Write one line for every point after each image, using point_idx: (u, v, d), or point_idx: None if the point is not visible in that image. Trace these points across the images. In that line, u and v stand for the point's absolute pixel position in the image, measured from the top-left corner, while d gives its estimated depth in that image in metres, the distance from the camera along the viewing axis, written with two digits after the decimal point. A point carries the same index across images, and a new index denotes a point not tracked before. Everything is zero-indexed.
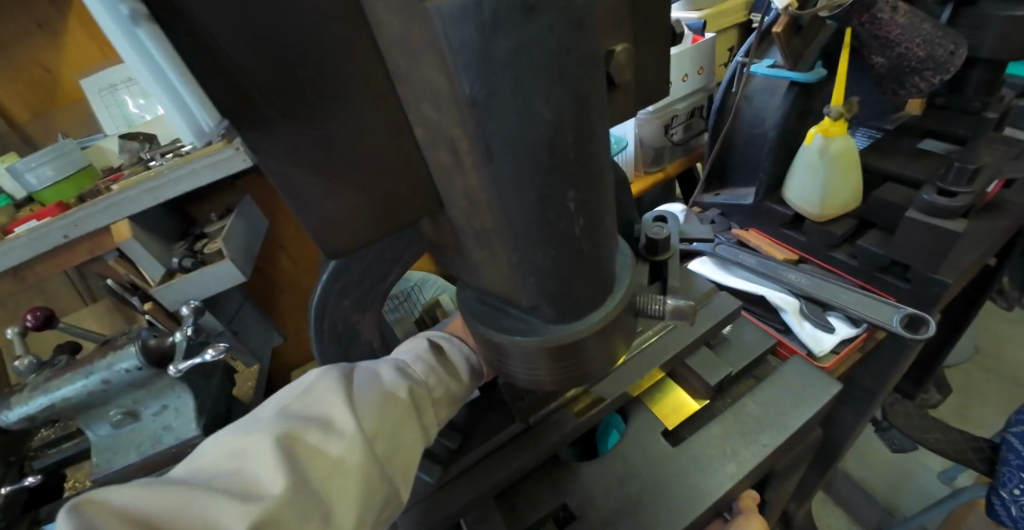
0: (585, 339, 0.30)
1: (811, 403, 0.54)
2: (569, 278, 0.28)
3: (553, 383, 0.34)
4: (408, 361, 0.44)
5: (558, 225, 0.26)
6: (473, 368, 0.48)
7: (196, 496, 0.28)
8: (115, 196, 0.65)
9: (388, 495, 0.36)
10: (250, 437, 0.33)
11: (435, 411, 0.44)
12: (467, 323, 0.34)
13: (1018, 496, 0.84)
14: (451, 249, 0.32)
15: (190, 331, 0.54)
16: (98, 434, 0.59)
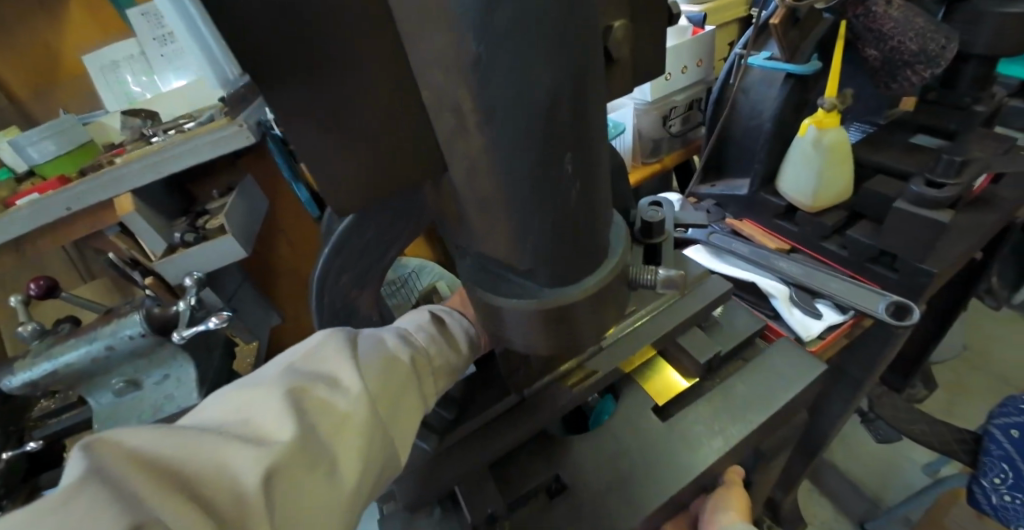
0: (578, 303, 0.32)
1: (796, 382, 0.56)
2: (566, 241, 0.29)
3: (547, 348, 0.35)
4: (410, 330, 0.46)
5: (556, 188, 0.27)
6: (473, 339, 0.50)
7: (206, 441, 0.29)
8: (116, 169, 0.65)
9: (390, 454, 0.38)
10: (259, 390, 0.34)
11: (436, 378, 0.45)
12: (467, 287, 0.35)
13: (998, 484, 0.86)
14: (452, 217, 0.33)
15: (193, 301, 0.55)
16: (100, 402, 0.60)
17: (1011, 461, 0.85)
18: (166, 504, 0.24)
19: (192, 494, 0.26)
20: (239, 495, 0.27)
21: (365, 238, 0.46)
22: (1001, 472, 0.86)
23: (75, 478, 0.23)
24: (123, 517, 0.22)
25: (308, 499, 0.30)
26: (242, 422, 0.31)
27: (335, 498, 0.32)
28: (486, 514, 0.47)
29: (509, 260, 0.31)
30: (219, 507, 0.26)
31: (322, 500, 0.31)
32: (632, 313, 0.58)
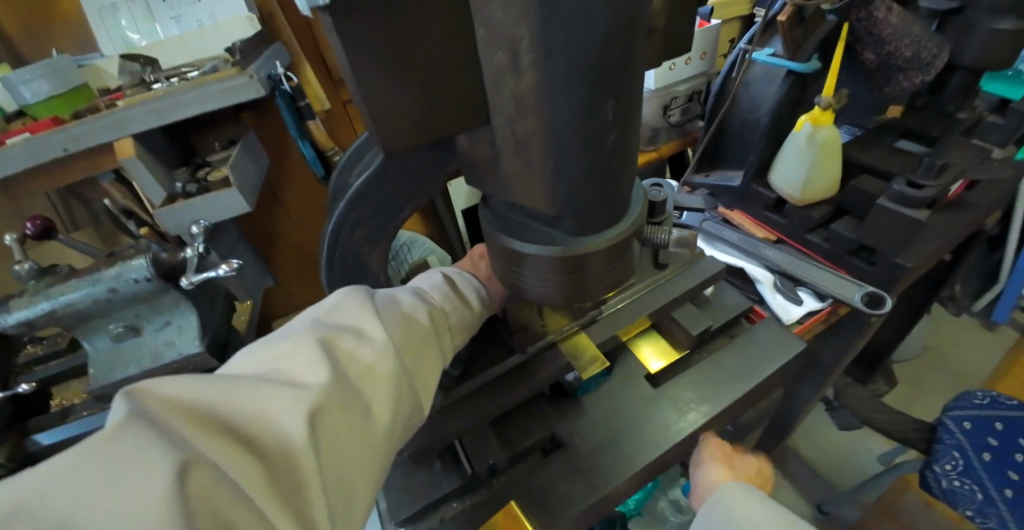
0: (599, 252, 0.34)
1: (779, 357, 0.60)
2: (597, 190, 0.31)
3: (560, 296, 0.37)
4: (424, 290, 0.47)
5: (593, 127, 0.28)
6: (484, 300, 0.51)
7: (245, 385, 0.30)
8: (120, 111, 0.63)
9: (416, 402, 0.40)
10: (288, 341, 0.36)
11: (453, 335, 0.47)
12: (491, 238, 0.37)
13: (949, 470, 0.93)
14: (485, 165, 0.34)
15: (201, 249, 0.55)
16: (97, 347, 0.60)
17: (962, 449, 0.93)
18: (215, 437, 0.26)
19: (238, 428, 0.27)
20: (282, 432, 0.29)
21: (383, 195, 0.47)
22: (952, 459, 0.94)
23: (126, 413, 0.24)
24: (178, 446, 0.24)
25: (345, 436, 0.32)
26: (274, 370, 0.33)
27: (370, 439, 0.34)
28: (487, 465, 0.50)
29: (536, 206, 0.32)
30: (266, 440, 0.28)
31: (357, 437, 0.33)
32: (631, 286, 0.61)
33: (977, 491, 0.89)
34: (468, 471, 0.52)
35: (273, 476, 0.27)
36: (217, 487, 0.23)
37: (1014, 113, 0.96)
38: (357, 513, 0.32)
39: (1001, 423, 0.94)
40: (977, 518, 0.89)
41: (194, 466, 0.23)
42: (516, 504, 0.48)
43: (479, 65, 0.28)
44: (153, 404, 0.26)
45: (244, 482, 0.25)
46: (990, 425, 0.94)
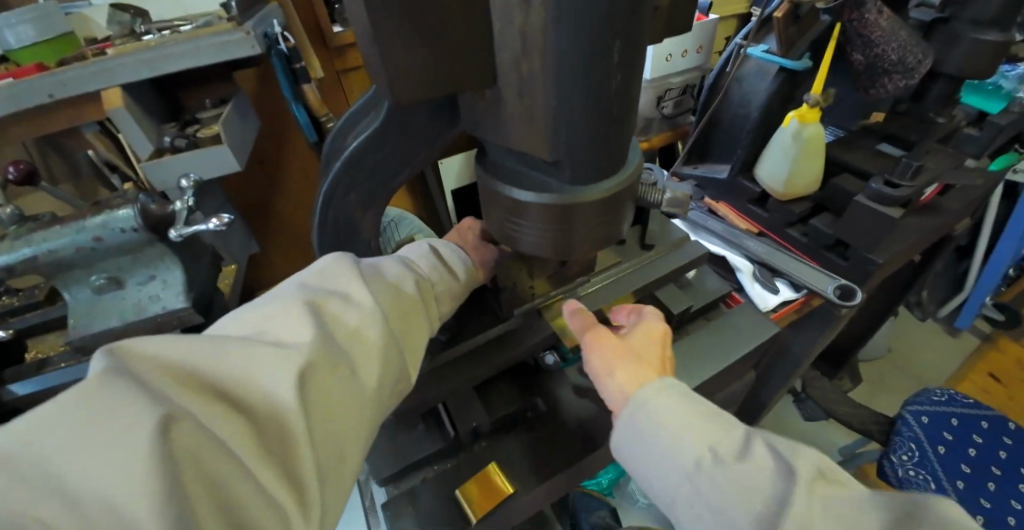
0: (594, 202, 0.35)
1: (753, 340, 0.63)
2: (595, 138, 0.32)
3: (550, 249, 0.38)
4: (412, 260, 0.48)
5: (599, 74, 0.29)
6: (471, 271, 0.52)
7: (232, 344, 0.31)
8: (108, 60, 0.62)
9: (404, 368, 0.41)
10: (276, 305, 0.36)
11: (440, 304, 0.48)
12: (490, 187, 0.38)
13: (904, 460, 0.97)
14: (487, 113, 0.35)
15: (190, 202, 0.54)
16: (76, 297, 0.58)
17: (918, 441, 0.98)
18: (199, 396, 0.27)
19: (223, 386, 0.28)
20: (269, 391, 0.29)
21: (378, 159, 0.48)
22: (908, 450, 0.98)
23: (109, 371, 0.25)
24: (161, 402, 0.25)
25: (333, 396, 0.33)
26: (261, 333, 0.33)
27: (360, 399, 0.35)
28: (470, 427, 0.52)
29: (535, 151, 0.33)
30: (253, 400, 0.29)
31: (346, 397, 0.34)
32: (616, 264, 0.63)
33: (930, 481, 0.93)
34: (449, 434, 0.53)
35: (260, 432, 0.28)
36: (201, 443, 0.24)
37: (990, 126, 1.00)
38: (344, 473, 0.33)
39: (956, 420, 1.00)
40: None
41: (177, 420, 0.24)
42: (495, 467, 0.51)
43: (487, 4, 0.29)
44: (136, 366, 0.27)
45: (229, 437, 0.26)
46: (946, 421, 1.00)
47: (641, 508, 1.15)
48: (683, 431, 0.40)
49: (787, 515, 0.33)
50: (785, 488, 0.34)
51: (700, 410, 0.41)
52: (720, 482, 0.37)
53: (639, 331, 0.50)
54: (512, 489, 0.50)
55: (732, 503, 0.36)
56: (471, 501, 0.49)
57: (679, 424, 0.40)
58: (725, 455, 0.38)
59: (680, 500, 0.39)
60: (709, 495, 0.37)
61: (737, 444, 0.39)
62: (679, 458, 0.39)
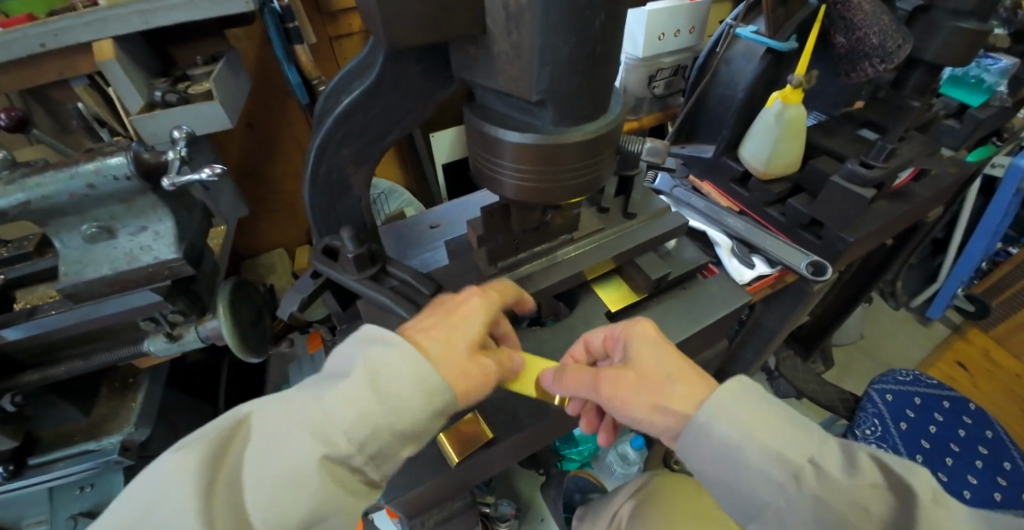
0: (579, 142, 0.37)
1: (721, 308, 0.67)
2: (579, 75, 0.34)
3: (533, 193, 0.40)
4: (331, 411, 0.37)
5: (584, 13, 0.30)
6: (431, 394, 0.40)
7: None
8: (102, 11, 0.61)
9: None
10: (168, 496, 0.33)
11: (375, 466, 0.39)
12: (479, 128, 0.39)
13: (867, 435, 0.99)
14: (479, 60, 0.36)
15: (183, 152, 0.55)
16: (67, 246, 0.59)
17: (881, 417, 1.01)
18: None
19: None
20: None
21: (371, 114, 0.49)
22: (872, 425, 1.00)
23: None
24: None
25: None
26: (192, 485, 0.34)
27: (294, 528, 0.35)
28: None
29: (521, 92, 0.35)
30: None
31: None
32: (598, 230, 0.65)
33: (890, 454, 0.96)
34: None
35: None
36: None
37: (969, 118, 1.03)
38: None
39: (920, 398, 1.04)
40: None
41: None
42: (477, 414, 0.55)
43: None
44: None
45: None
46: (909, 399, 1.03)
47: (617, 478, 1.20)
48: (764, 439, 0.40)
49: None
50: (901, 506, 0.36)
51: (762, 415, 0.41)
52: (831, 501, 0.37)
53: (643, 349, 0.49)
54: (492, 435, 0.54)
55: (847, 522, 0.36)
56: (451, 444, 0.53)
57: (763, 440, 0.40)
58: (827, 469, 0.38)
59: (770, 512, 0.40)
60: (813, 511, 0.37)
61: (839, 459, 0.39)
62: (773, 470, 0.39)
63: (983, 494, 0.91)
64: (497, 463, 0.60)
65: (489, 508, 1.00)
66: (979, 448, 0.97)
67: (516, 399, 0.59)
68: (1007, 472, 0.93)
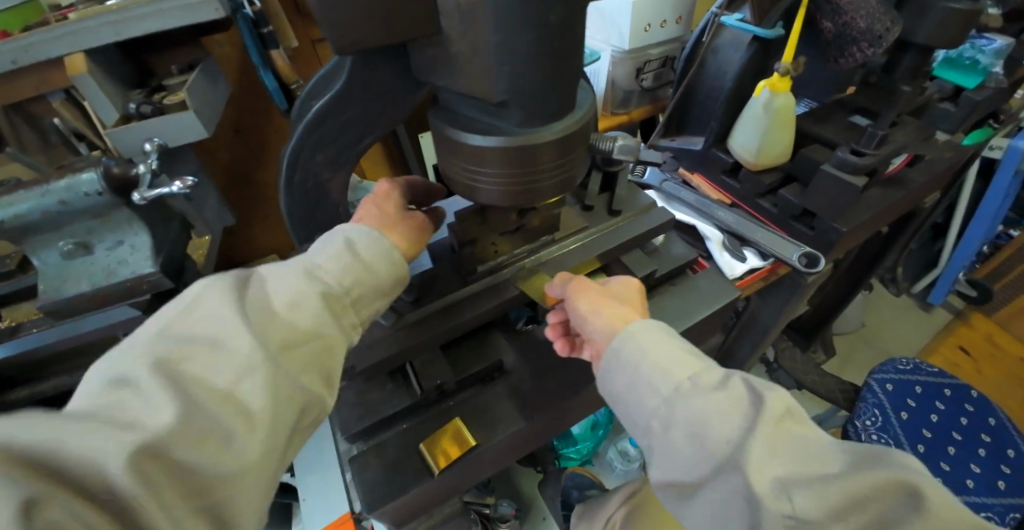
0: (547, 142, 0.36)
1: (710, 304, 0.66)
2: (540, 72, 0.32)
3: (509, 196, 0.39)
4: (319, 270, 0.43)
5: (539, 6, 0.29)
6: (396, 265, 0.48)
7: (76, 421, 0.27)
8: (72, 24, 0.60)
9: (304, 395, 0.39)
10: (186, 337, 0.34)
11: (355, 311, 0.44)
12: (445, 134, 0.38)
13: (867, 425, 0.97)
14: (439, 61, 0.35)
15: (154, 165, 0.54)
16: (46, 263, 0.58)
17: (881, 407, 0.99)
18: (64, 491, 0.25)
19: (80, 482, 0.26)
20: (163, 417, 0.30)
21: (343, 119, 0.48)
22: (872, 415, 0.98)
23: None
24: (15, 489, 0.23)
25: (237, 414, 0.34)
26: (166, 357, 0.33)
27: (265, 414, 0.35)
28: (435, 384, 0.54)
29: (482, 92, 0.34)
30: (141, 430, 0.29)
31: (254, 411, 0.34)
32: (582, 229, 0.64)
33: (892, 445, 0.95)
34: (418, 396, 0.55)
35: (118, 518, 0.27)
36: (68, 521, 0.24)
37: (964, 101, 1.00)
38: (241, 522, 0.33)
39: (920, 387, 1.02)
40: None
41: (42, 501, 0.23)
42: (460, 421, 0.54)
43: None
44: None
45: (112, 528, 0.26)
46: (910, 389, 1.02)
47: (617, 475, 1.19)
48: (667, 357, 0.43)
49: (759, 436, 0.37)
50: (757, 413, 0.38)
51: (673, 347, 0.44)
52: (697, 406, 0.39)
53: (624, 289, 0.53)
54: (475, 442, 0.53)
55: (708, 426, 0.39)
56: (433, 454, 0.51)
57: (664, 360, 0.43)
58: (704, 385, 0.41)
59: (654, 424, 0.42)
60: (683, 418, 0.40)
61: (717, 377, 0.41)
62: (658, 380, 0.42)
63: (988, 483, 0.90)
64: (491, 463, 0.60)
65: (489, 510, 0.97)
66: (981, 436, 0.96)
67: (501, 404, 0.58)
68: (1010, 460, 0.92)
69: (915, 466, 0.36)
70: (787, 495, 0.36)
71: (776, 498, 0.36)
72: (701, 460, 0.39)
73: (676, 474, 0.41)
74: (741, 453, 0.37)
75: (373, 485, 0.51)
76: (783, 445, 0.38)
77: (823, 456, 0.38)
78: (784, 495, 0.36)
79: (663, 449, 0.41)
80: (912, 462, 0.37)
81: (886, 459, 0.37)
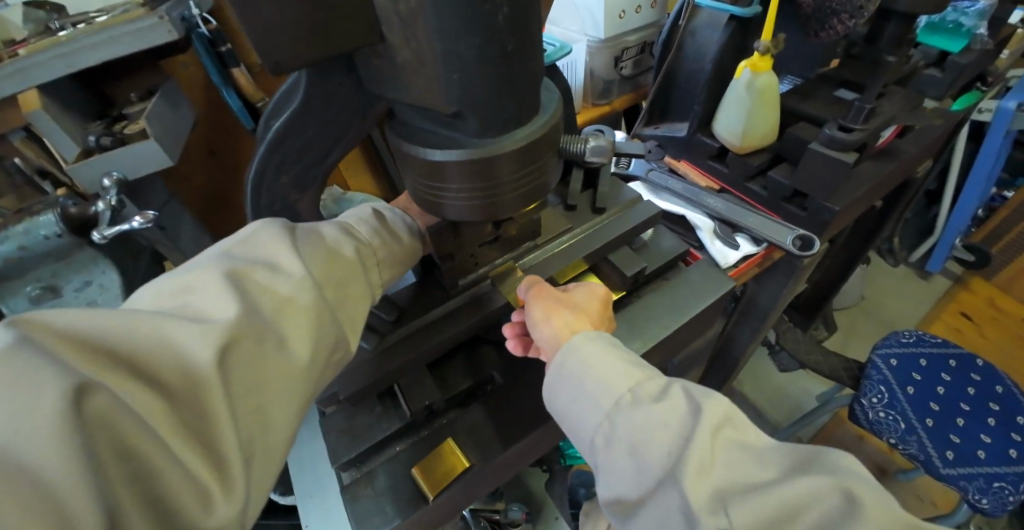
0: (505, 154, 0.33)
1: (703, 298, 0.65)
2: (492, 77, 0.30)
3: (479, 210, 0.37)
4: (329, 239, 0.43)
5: (482, 8, 0.26)
6: (405, 248, 0.49)
7: (151, 312, 0.29)
8: (19, 60, 0.57)
9: (340, 330, 0.40)
10: (205, 282, 0.33)
11: (367, 279, 0.44)
12: (402, 151, 0.36)
13: (874, 403, 0.96)
14: (388, 76, 0.33)
15: (114, 201, 0.52)
16: (13, 310, 0.56)
17: (887, 383, 0.97)
18: (124, 373, 0.25)
19: (146, 362, 0.27)
20: (185, 367, 0.28)
21: (303, 137, 0.45)
22: (878, 392, 0.97)
23: (8, 341, 0.22)
24: (74, 369, 0.23)
25: (263, 366, 0.32)
26: (182, 304, 0.32)
27: (289, 373, 0.34)
28: (423, 405, 0.52)
29: (435, 104, 0.32)
30: (166, 367, 0.27)
31: (275, 368, 0.33)
32: (566, 231, 0.62)
33: (900, 421, 0.93)
34: (408, 417, 0.54)
35: (177, 402, 0.27)
36: (118, 411, 0.24)
37: (950, 66, 0.98)
38: (274, 444, 0.32)
39: (924, 360, 1.01)
40: (899, 445, 0.93)
41: (93, 388, 0.23)
42: (453, 441, 0.53)
43: None
44: (43, 333, 0.24)
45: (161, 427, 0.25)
46: (914, 362, 1.00)
47: None
48: (615, 367, 0.44)
49: (695, 446, 0.36)
50: (693, 423, 0.38)
51: (619, 358, 0.44)
52: (638, 418, 0.39)
53: (583, 296, 0.53)
54: (468, 463, 0.51)
55: (647, 437, 0.38)
56: (428, 479, 0.50)
57: (605, 371, 0.43)
58: (644, 396, 0.41)
59: (598, 439, 0.42)
60: (625, 431, 0.40)
61: (658, 387, 0.42)
62: (600, 396, 0.42)
63: (999, 452, 0.89)
64: (489, 480, 0.58)
65: (500, 516, 0.97)
66: (989, 405, 0.95)
67: (495, 420, 0.56)
68: (1020, 427, 0.91)
69: (854, 471, 0.35)
70: (724, 508, 0.34)
71: (713, 511, 0.34)
72: (644, 473, 0.38)
73: (620, 489, 0.40)
74: (678, 465, 0.36)
75: (367, 515, 0.49)
76: (720, 456, 0.37)
77: (761, 464, 0.37)
78: (721, 508, 0.34)
79: (608, 465, 0.41)
80: (851, 466, 0.36)
81: (823, 465, 0.35)
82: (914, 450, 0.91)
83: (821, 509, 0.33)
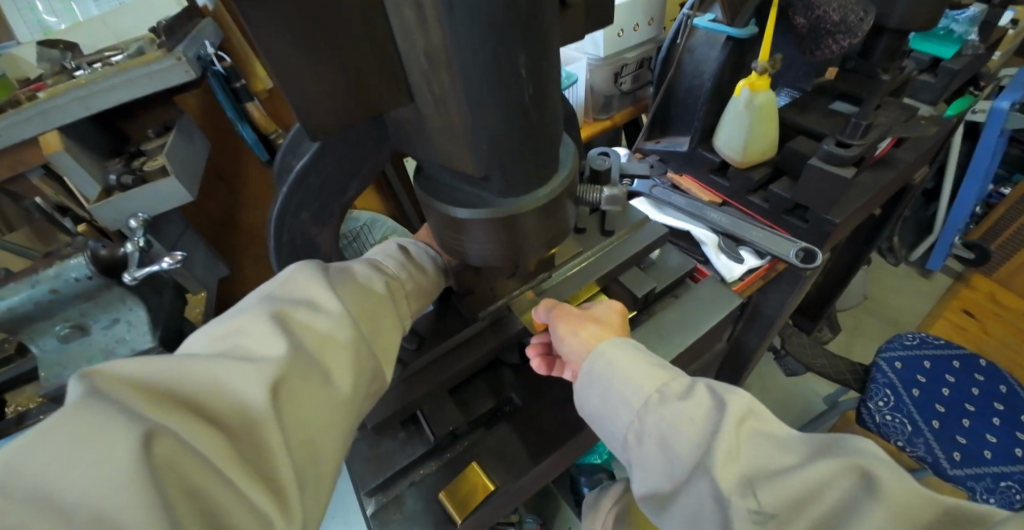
0: (530, 207, 0.35)
1: (712, 314, 0.66)
2: (519, 137, 0.32)
3: (502, 253, 0.39)
4: (360, 277, 0.44)
5: (510, 85, 0.29)
6: (429, 282, 0.51)
7: (206, 355, 0.31)
8: (41, 102, 0.59)
9: (376, 364, 0.41)
10: (251, 326, 0.35)
11: (396, 311, 0.46)
12: (429, 201, 0.38)
13: (880, 406, 0.98)
14: (416, 132, 0.35)
15: (141, 242, 0.54)
16: (43, 349, 0.58)
17: (892, 386, 0.99)
18: (188, 415, 0.27)
19: (207, 405, 0.29)
20: (240, 409, 0.30)
21: (323, 177, 0.47)
22: (884, 396, 0.98)
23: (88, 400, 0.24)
24: (144, 417, 0.25)
25: (310, 403, 0.34)
26: (232, 346, 0.33)
27: (333, 406, 0.36)
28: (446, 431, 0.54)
29: (464, 165, 0.34)
30: (223, 410, 0.29)
31: (321, 401, 0.35)
32: (577, 255, 0.64)
33: (907, 423, 0.95)
34: (431, 442, 0.56)
35: (236, 441, 0.28)
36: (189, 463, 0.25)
37: (942, 72, 1.01)
38: (323, 478, 0.34)
39: (928, 362, 1.02)
40: (907, 447, 0.94)
41: (162, 432, 0.25)
42: (476, 465, 0.54)
43: (387, 29, 0.29)
44: (115, 385, 0.26)
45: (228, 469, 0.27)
46: (918, 364, 1.02)
47: None
48: (644, 369, 0.45)
49: (721, 438, 0.38)
50: (718, 417, 0.39)
51: (645, 363, 0.46)
52: (666, 415, 0.41)
53: (603, 311, 0.55)
54: (493, 486, 0.53)
55: (674, 431, 0.40)
56: (454, 503, 0.51)
57: (633, 372, 0.45)
58: (671, 394, 0.43)
59: (629, 436, 0.44)
60: (654, 426, 0.42)
61: (683, 386, 0.44)
62: (630, 393, 0.44)
63: (1005, 451, 0.91)
64: (512, 501, 0.59)
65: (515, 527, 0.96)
66: (994, 405, 0.97)
67: (514, 442, 0.57)
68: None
69: (872, 451, 0.36)
70: (753, 491, 0.36)
71: (743, 493, 0.36)
72: (674, 465, 0.40)
73: (655, 481, 0.42)
74: (707, 452, 0.38)
75: None
76: (746, 445, 0.38)
77: (783, 451, 0.38)
78: (750, 490, 0.36)
79: (640, 459, 0.43)
80: (869, 447, 0.37)
81: (843, 447, 0.37)
82: (922, 451, 0.93)
83: (837, 490, 0.35)
